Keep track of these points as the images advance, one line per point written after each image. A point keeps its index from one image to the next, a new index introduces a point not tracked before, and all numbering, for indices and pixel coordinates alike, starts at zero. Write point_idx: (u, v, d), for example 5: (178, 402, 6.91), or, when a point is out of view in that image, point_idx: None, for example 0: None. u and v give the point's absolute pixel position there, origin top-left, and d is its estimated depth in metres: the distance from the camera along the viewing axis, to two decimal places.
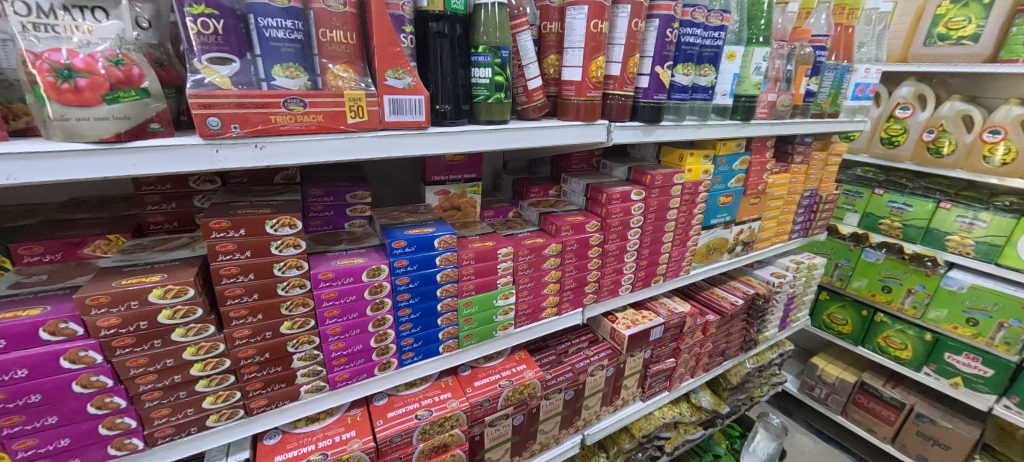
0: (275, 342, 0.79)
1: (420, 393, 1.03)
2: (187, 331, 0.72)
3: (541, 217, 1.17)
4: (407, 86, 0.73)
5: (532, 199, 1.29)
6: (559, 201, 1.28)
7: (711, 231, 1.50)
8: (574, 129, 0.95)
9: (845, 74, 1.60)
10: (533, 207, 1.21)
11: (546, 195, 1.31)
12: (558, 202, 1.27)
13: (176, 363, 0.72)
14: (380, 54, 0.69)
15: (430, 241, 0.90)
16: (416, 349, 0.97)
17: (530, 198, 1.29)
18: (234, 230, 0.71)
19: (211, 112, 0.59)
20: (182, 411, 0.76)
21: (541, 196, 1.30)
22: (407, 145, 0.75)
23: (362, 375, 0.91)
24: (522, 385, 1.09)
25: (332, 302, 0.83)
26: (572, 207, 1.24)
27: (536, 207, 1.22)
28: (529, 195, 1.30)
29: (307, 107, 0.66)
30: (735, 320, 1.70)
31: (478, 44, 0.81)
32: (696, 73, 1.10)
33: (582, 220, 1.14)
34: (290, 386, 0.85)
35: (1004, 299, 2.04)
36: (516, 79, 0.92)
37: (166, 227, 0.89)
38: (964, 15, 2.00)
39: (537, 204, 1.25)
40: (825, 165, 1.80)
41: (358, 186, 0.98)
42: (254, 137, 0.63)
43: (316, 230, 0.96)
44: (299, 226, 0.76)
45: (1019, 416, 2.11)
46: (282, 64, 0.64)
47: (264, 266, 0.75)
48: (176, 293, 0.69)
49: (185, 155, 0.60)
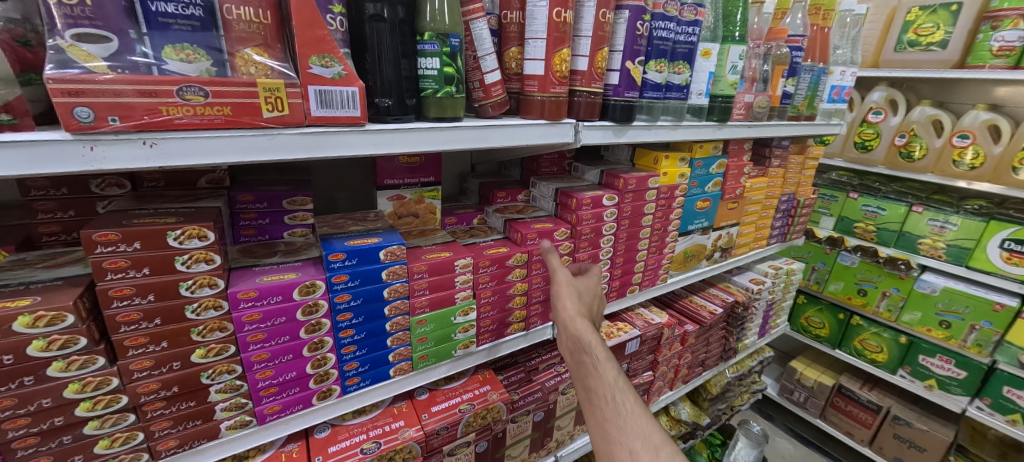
0: (184, 373, 0.68)
1: (369, 422, 0.93)
2: (68, 365, 0.60)
3: (506, 224, 1.08)
4: (337, 75, 0.63)
5: (499, 204, 1.19)
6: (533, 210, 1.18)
7: (689, 237, 1.43)
8: (538, 127, 0.87)
9: (821, 76, 1.56)
10: (499, 214, 1.13)
11: (517, 201, 1.22)
12: (529, 210, 1.17)
13: (56, 404, 0.61)
14: (301, 37, 0.59)
15: (374, 253, 0.79)
16: (362, 374, 0.86)
17: (499, 202, 1.19)
18: (126, 244, 0.60)
19: (79, 100, 0.48)
20: (68, 459, 0.64)
21: (512, 202, 1.22)
22: (339, 144, 0.65)
23: (297, 406, 0.80)
24: (486, 409, 1.00)
25: (256, 325, 0.71)
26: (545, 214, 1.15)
27: (506, 214, 1.13)
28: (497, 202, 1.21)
29: (210, 97, 0.55)
30: (715, 329, 1.64)
31: (423, 30, 0.71)
32: (670, 70, 1.03)
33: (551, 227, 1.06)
34: (207, 423, 0.73)
35: (976, 302, 2.05)
36: (471, 72, 0.82)
37: (63, 239, 0.75)
38: (932, 22, 2.01)
39: (505, 211, 1.15)
40: (802, 169, 1.76)
41: (297, 190, 0.87)
42: (140, 132, 0.52)
43: (248, 241, 0.86)
44: (211, 238, 0.65)
45: (992, 417, 2.11)
46: (175, 45, 0.52)
47: (167, 286, 0.63)
48: (50, 321, 0.57)
49: (48, 153, 0.49)
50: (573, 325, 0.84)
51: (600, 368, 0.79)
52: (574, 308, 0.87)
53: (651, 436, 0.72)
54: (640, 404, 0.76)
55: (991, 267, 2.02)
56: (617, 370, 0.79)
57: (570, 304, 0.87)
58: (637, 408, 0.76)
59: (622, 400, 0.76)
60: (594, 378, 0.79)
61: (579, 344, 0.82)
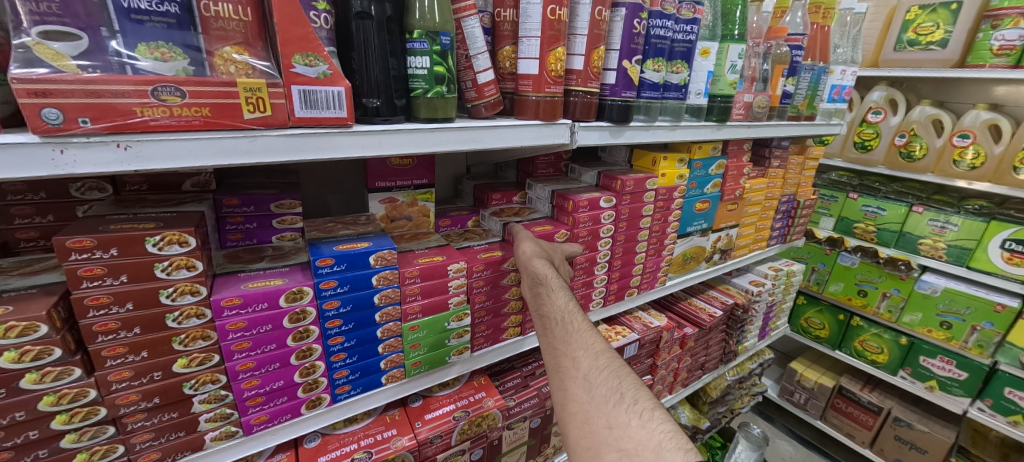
0: (166, 384, 0.65)
1: (361, 431, 0.90)
2: (42, 376, 0.57)
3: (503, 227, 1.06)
4: (322, 75, 0.61)
5: (494, 207, 1.17)
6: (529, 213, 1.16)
7: (688, 239, 1.40)
8: (532, 128, 0.84)
9: (822, 76, 1.54)
10: (495, 217, 1.10)
11: (511, 204, 1.19)
12: (525, 213, 1.14)
13: (31, 417, 0.58)
14: (282, 34, 0.57)
15: (364, 258, 0.77)
16: (352, 382, 0.84)
17: (494, 207, 1.17)
18: (102, 250, 0.57)
19: (47, 101, 0.46)
20: None
21: (506, 205, 1.19)
22: (324, 146, 0.63)
23: (285, 415, 0.78)
24: (481, 417, 0.97)
25: (241, 334, 0.69)
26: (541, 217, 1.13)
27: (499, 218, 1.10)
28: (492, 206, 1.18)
29: (186, 98, 0.53)
30: (714, 331, 1.62)
31: (412, 28, 0.69)
32: (668, 69, 1.01)
33: (549, 231, 1.04)
34: (191, 434, 0.70)
35: (977, 303, 2.04)
36: (464, 72, 0.80)
37: (41, 245, 0.73)
38: (932, 21, 1.99)
39: (499, 215, 1.13)
40: (802, 169, 1.75)
41: (285, 193, 0.85)
42: (114, 134, 0.50)
43: (235, 245, 0.83)
44: (192, 244, 0.62)
45: (994, 419, 2.09)
46: (149, 43, 0.50)
47: (146, 294, 0.61)
48: (22, 331, 0.55)
49: (14, 157, 0.47)
50: (529, 260, 0.90)
51: (552, 293, 0.84)
52: (533, 248, 0.94)
53: (594, 346, 0.73)
54: (587, 322, 0.78)
55: (992, 267, 2.00)
56: (568, 295, 0.84)
57: (528, 244, 0.94)
58: (583, 325, 0.77)
59: (570, 319, 0.78)
60: (546, 303, 0.83)
61: (535, 275, 0.88)
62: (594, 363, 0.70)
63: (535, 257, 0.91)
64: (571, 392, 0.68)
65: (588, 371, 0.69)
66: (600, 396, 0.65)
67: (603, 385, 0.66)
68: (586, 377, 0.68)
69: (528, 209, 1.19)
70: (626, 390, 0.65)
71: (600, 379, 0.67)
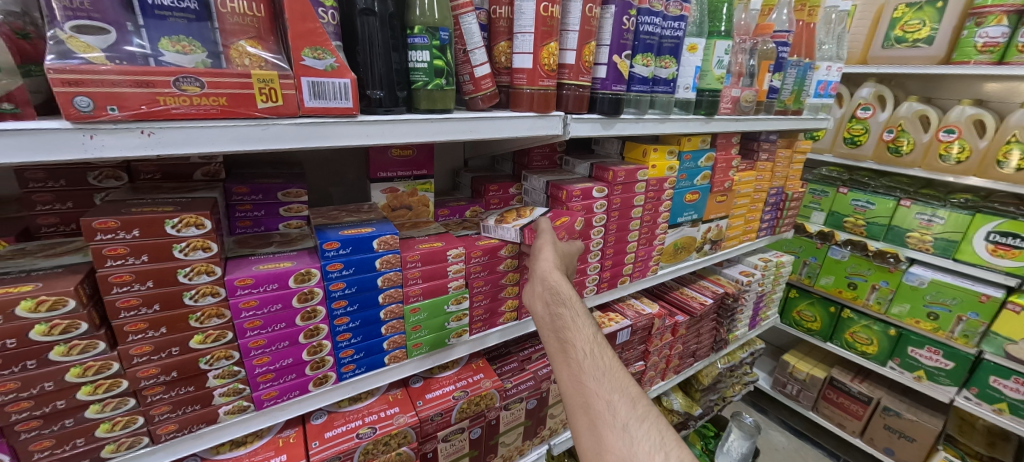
0: (183, 359, 0.70)
1: (365, 409, 0.95)
2: (69, 349, 0.62)
3: (518, 230, 0.99)
4: (330, 67, 0.65)
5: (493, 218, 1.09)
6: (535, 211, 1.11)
7: (678, 229, 1.45)
8: (528, 120, 0.89)
9: (808, 72, 1.60)
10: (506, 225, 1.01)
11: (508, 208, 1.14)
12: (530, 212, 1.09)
13: (58, 388, 0.62)
14: (293, 30, 0.61)
15: (368, 242, 0.82)
16: (357, 361, 0.88)
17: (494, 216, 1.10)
18: (125, 231, 0.61)
19: (79, 90, 0.50)
20: (71, 441, 0.65)
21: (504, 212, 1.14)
22: (331, 134, 0.67)
23: (293, 392, 0.82)
24: (479, 396, 1.02)
25: (253, 312, 0.73)
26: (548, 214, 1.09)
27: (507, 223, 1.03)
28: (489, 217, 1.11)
29: (206, 88, 0.57)
30: (706, 320, 1.68)
31: (413, 24, 0.73)
32: (657, 64, 1.06)
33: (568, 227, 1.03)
34: (205, 408, 0.75)
35: (963, 294, 2.09)
36: (462, 66, 0.84)
37: (61, 231, 0.77)
38: (918, 19, 2.05)
39: (503, 220, 1.05)
40: (790, 163, 1.80)
41: (291, 182, 0.89)
42: (139, 122, 0.54)
43: (244, 232, 0.87)
44: (208, 226, 0.67)
45: (980, 407, 2.16)
46: (170, 37, 0.55)
47: (165, 273, 0.65)
48: (51, 306, 0.59)
49: (48, 142, 0.51)
50: (553, 280, 0.87)
51: (578, 322, 0.82)
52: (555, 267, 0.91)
53: (629, 391, 0.73)
54: (617, 361, 0.77)
55: (977, 259, 2.06)
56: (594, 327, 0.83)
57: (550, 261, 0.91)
58: (615, 364, 0.77)
59: (601, 356, 0.77)
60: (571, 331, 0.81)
61: (558, 296, 0.86)
62: (633, 412, 0.70)
63: (559, 278, 0.88)
64: (608, 441, 0.67)
65: (626, 420, 0.68)
66: (642, 451, 0.65)
67: (645, 440, 0.66)
68: (625, 427, 0.68)
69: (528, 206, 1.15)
70: (669, 447, 0.65)
71: (641, 432, 0.67)
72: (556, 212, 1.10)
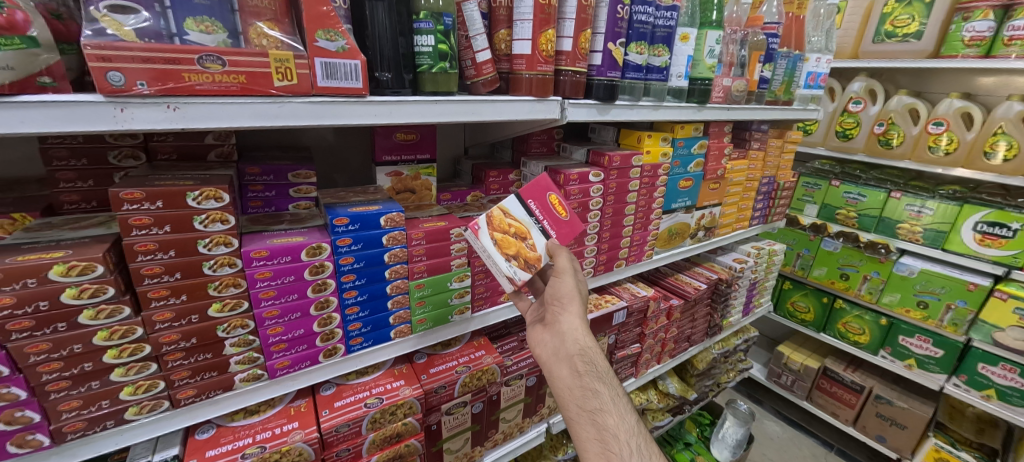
0: (202, 326, 0.74)
1: (372, 382, 0.99)
2: (97, 313, 0.65)
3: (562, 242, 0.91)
4: (341, 49, 0.69)
5: (500, 252, 0.90)
6: (516, 213, 0.91)
7: (673, 215, 1.50)
8: (526, 104, 0.93)
9: (797, 63, 1.65)
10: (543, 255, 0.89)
11: (491, 235, 0.91)
12: (521, 223, 0.90)
13: (86, 350, 0.66)
14: (308, 13, 0.65)
15: (375, 219, 0.86)
16: (364, 335, 0.92)
17: (501, 261, 0.89)
18: (149, 202, 0.65)
19: (112, 66, 0.54)
20: (97, 403, 0.69)
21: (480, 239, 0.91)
22: (342, 113, 0.71)
23: (304, 362, 0.86)
24: (481, 371, 1.06)
25: (268, 282, 0.77)
26: (531, 206, 0.91)
27: (533, 263, 0.89)
28: (495, 265, 0.90)
29: (226, 66, 0.61)
30: (700, 305, 1.72)
31: (419, 9, 0.77)
32: (650, 52, 1.11)
33: (569, 216, 0.91)
34: (222, 375, 0.79)
35: (951, 283, 2.14)
36: (463, 51, 0.88)
37: (82, 208, 0.80)
38: (907, 14, 2.10)
39: (522, 262, 0.89)
40: (781, 152, 1.85)
41: (301, 164, 0.93)
42: (165, 96, 0.58)
43: (256, 212, 0.91)
44: (226, 200, 0.71)
45: (968, 393, 2.21)
46: (195, 17, 0.59)
47: (186, 243, 0.69)
48: (82, 271, 0.63)
49: (83, 114, 0.55)
50: (590, 354, 0.89)
51: (615, 408, 0.85)
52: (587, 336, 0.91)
53: None
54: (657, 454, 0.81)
55: (965, 249, 2.12)
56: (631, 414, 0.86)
57: (583, 329, 0.91)
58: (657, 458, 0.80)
59: (642, 447, 0.81)
60: (609, 418, 0.84)
61: (595, 373, 0.88)
62: None
63: (592, 347, 0.90)
64: None
65: None
66: None
67: None
68: None
69: (495, 208, 0.91)
70: None
71: None
72: (528, 191, 0.91)
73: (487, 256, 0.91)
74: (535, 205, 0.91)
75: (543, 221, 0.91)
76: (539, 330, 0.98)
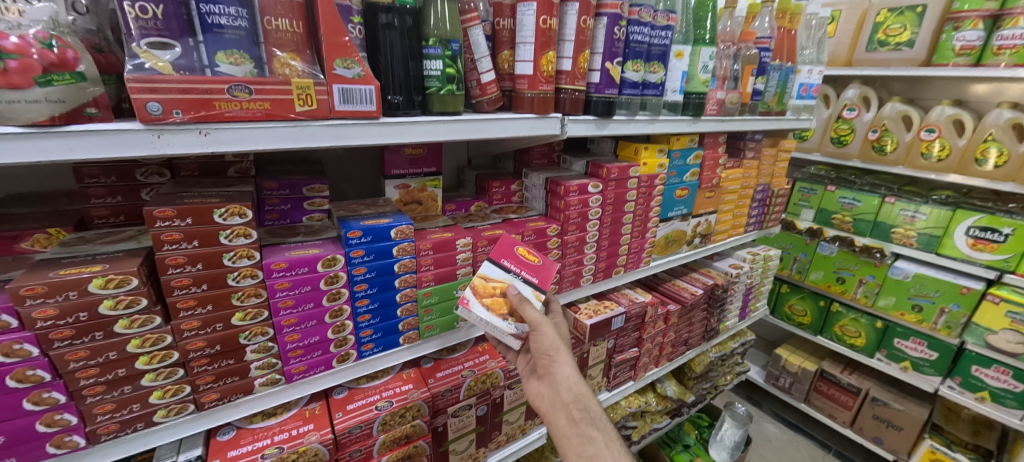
0: (225, 334, 0.79)
1: (382, 386, 1.04)
2: (131, 322, 0.70)
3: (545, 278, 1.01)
4: (357, 75, 0.74)
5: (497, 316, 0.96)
6: (495, 274, 0.98)
7: (669, 223, 1.55)
8: (528, 120, 0.98)
9: (790, 75, 1.70)
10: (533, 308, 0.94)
11: (481, 302, 0.96)
12: (502, 282, 0.98)
13: (120, 357, 0.71)
14: (327, 43, 0.70)
15: (386, 232, 0.91)
16: (375, 341, 0.97)
17: (500, 322, 0.95)
18: (179, 219, 0.70)
19: (152, 96, 0.59)
20: (128, 407, 0.74)
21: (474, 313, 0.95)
22: (358, 134, 0.77)
23: (319, 367, 0.91)
24: (485, 375, 1.12)
25: (286, 292, 0.83)
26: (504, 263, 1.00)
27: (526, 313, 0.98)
28: (496, 328, 0.96)
29: (253, 94, 0.66)
30: (696, 310, 1.77)
31: (429, 36, 0.83)
32: (646, 70, 1.15)
33: (541, 260, 1.02)
34: (243, 379, 0.83)
35: (945, 286, 2.19)
36: (469, 73, 0.94)
37: (111, 222, 0.85)
38: (900, 23, 2.15)
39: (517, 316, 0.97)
40: (775, 160, 1.90)
41: (315, 179, 0.98)
42: (197, 123, 0.63)
43: (272, 224, 0.96)
44: (249, 216, 0.76)
45: (962, 395, 2.26)
46: (225, 50, 0.64)
47: (212, 256, 0.74)
48: (118, 283, 0.68)
49: (125, 140, 0.60)
50: (584, 400, 0.95)
51: (611, 453, 0.88)
52: (581, 383, 0.96)
53: None
54: None
55: (958, 253, 2.16)
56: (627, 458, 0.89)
57: (576, 377, 0.96)
58: None
59: None
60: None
61: (590, 419, 0.92)
62: None
63: (586, 394, 0.96)
64: None
65: None
66: None
67: None
68: None
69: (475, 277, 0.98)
70: None
71: None
72: (497, 252, 1.00)
73: (485, 323, 0.96)
74: (509, 262, 1.00)
75: (522, 273, 1.00)
76: (535, 381, 1.02)
